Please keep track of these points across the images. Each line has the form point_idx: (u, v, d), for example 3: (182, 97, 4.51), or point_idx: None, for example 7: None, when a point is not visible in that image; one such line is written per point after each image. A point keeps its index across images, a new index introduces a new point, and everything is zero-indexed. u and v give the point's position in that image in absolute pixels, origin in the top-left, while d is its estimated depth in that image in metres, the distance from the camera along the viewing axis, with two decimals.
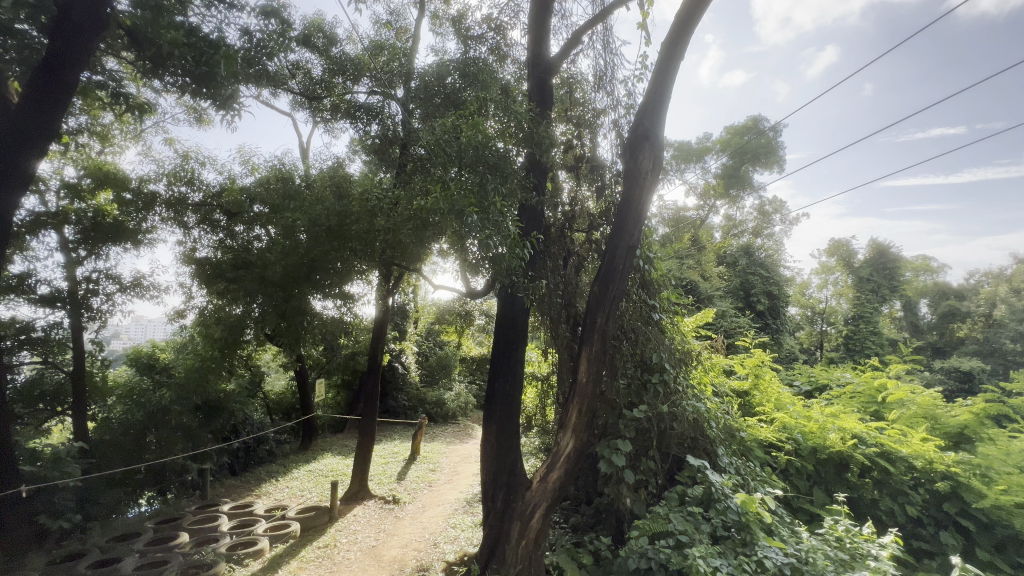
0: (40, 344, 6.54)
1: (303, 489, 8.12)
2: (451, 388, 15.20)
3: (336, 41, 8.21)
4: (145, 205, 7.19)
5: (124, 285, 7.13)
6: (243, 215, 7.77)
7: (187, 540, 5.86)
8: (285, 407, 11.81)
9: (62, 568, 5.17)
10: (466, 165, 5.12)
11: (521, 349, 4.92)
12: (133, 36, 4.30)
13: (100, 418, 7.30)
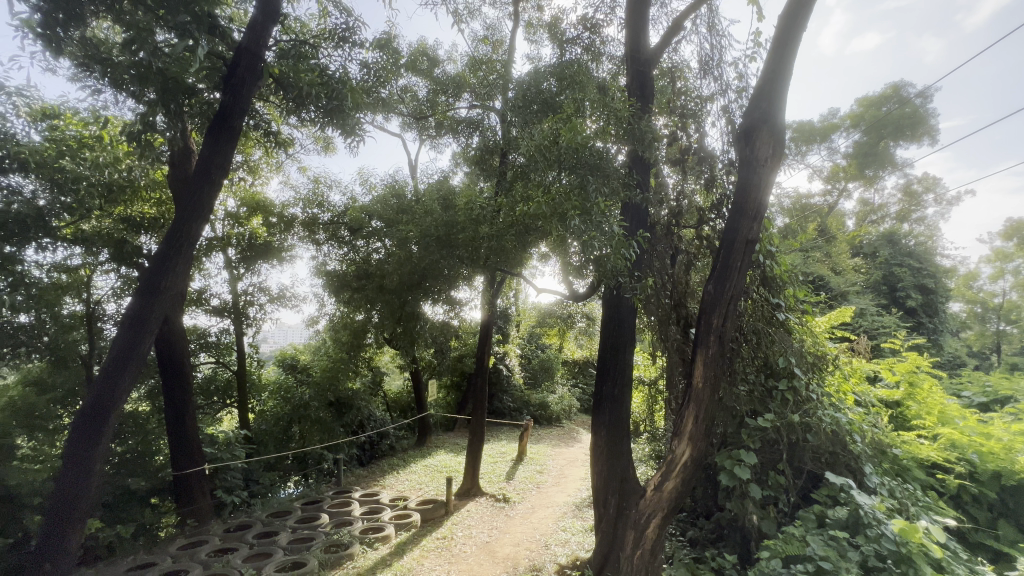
0: (214, 347, 7.86)
1: (421, 483, 8.70)
2: (554, 391, 15.27)
3: (438, 62, 8.75)
4: (286, 226, 8.33)
5: (273, 296, 8.30)
6: (364, 230, 8.55)
7: (327, 521, 6.60)
8: (403, 405, 12.74)
9: (235, 535, 6.13)
10: (566, 169, 5.15)
11: (630, 352, 4.78)
12: (280, 84, 4.83)
13: (258, 411, 8.56)
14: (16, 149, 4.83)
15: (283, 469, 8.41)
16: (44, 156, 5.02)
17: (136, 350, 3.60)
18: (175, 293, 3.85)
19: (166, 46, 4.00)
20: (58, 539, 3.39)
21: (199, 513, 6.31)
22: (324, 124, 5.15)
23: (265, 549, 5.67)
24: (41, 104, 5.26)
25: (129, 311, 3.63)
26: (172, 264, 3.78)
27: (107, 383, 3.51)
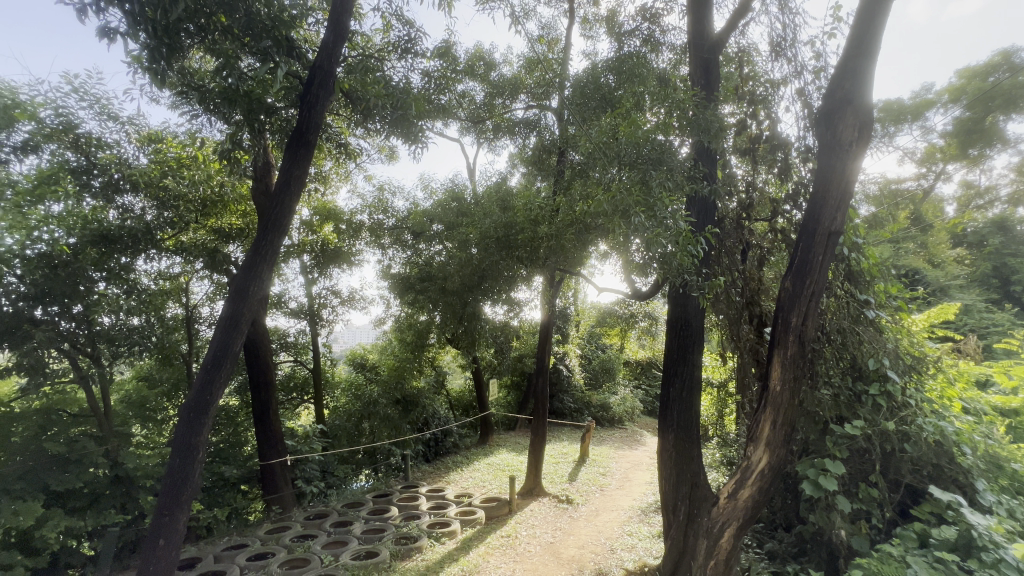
0: (292, 347, 8.45)
1: (484, 481, 8.84)
2: (616, 392, 14.95)
3: (495, 66, 8.87)
4: (354, 232, 8.80)
5: (344, 299, 8.79)
6: (426, 234, 8.92)
7: (397, 514, 6.89)
8: (465, 404, 13.00)
9: (315, 523, 6.56)
10: (625, 165, 5.03)
11: (698, 353, 4.58)
12: (349, 97, 5.09)
13: (331, 407, 9.09)
14: (128, 172, 5.50)
15: (356, 463, 8.87)
16: (151, 177, 5.64)
17: (230, 347, 3.90)
18: (262, 295, 4.13)
19: (250, 71, 4.36)
20: (169, 519, 3.66)
21: (283, 500, 6.81)
22: (390, 133, 5.36)
23: (341, 537, 6.01)
24: (147, 131, 5.91)
25: (224, 312, 3.94)
26: (259, 268, 4.05)
27: (206, 378, 3.83)
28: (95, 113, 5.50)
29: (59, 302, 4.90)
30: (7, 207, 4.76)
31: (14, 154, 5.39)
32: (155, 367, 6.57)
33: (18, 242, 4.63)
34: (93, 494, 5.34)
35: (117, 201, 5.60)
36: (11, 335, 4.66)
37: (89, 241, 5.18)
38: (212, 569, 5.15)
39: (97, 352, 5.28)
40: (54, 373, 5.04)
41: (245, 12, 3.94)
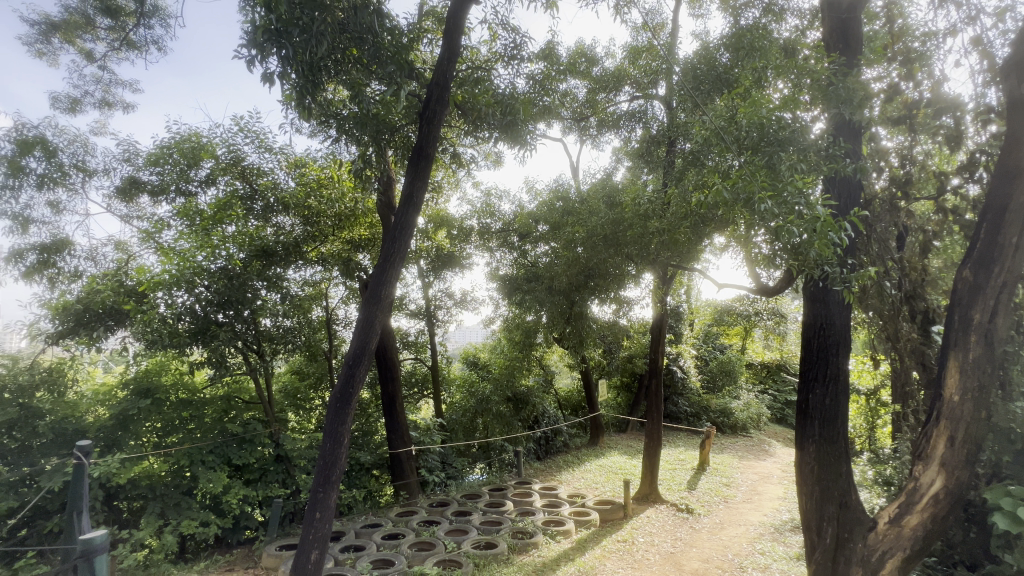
0: (413, 346, 9.15)
1: (596, 482, 8.72)
2: (738, 397, 13.74)
3: (597, 60, 8.71)
4: (465, 237, 9.26)
5: (457, 300, 9.30)
6: (532, 235, 9.20)
7: (512, 508, 7.09)
8: (574, 405, 12.93)
9: (438, 510, 7.03)
10: (746, 149, 4.61)
11: (846, 356, 4.02)
12: (462, 109, 5.34)
13: (448, 403, 9.65)
14: (281, 195, 6.47)
15: (471, 456, 9.32)
16: (297, 197, 6.53)
17: (366, 345, 4.24)
18: (391, 299, 4.45)
19: (376, 97, 4.82)
20: (323, 494, 4.02)
21: (409, 486, 7.41)
22: (499, 140, 5.56)
23: (462, 525, 6.35)
24: (293, 158, 6.85)
25: (360, 314, 4.30)
26: (388, 274, 4.38)
27: (349, 372, 4.20)
28: (256, 146, 6.51)
29: (234, 308, 5.84)
30: (198, 230, 5.87)
31: (200, 188, 6.62)
32: (304, 362, 7.54)
33: (205, 259, 5.66)
34: (262, 469, 6.33)
35: (274, 220, 6.58)
36: (203, 336, 5.66)
37: (254, 256, 6.12)
38: (354, 543, 5.79)
39: (262, 349, 6.27)
40: (233, 367, 6.11)
41: (372, 44, 4.39)
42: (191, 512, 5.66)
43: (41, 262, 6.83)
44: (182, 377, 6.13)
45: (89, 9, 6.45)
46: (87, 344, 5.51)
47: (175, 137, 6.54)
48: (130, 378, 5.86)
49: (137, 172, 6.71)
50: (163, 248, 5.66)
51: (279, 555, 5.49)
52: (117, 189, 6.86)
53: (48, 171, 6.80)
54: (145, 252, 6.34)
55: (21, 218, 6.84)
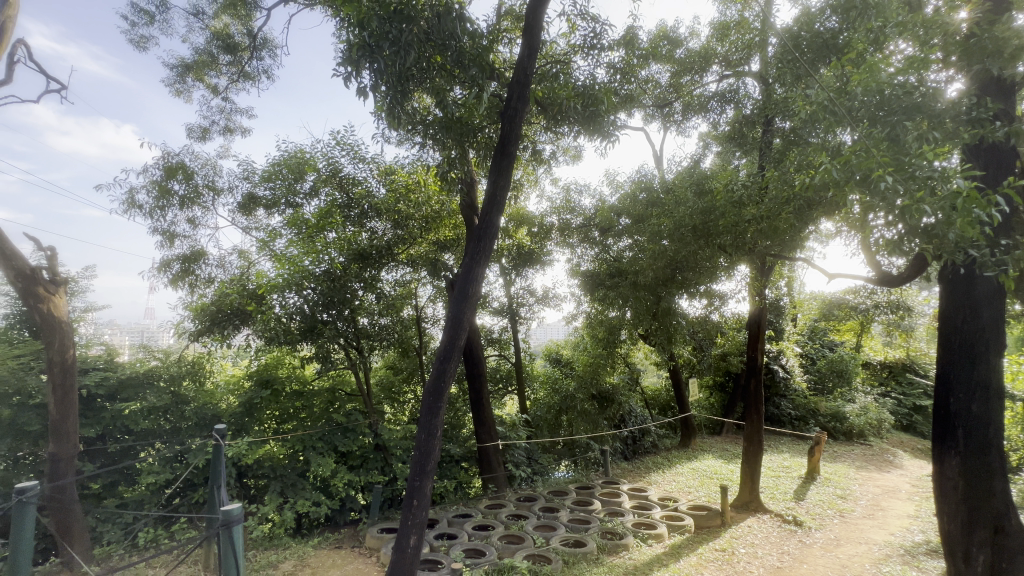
0: (496, 343, 9.29)
1: (689, 486, 8.28)
2: (853, 400, 12.30)
3: (680, 41, 8.25)
4: (545, 234, 9.25)
5: (539, 297, 9.34)
6: (614, 230, 8.98)
7: (600, 508, 6.96)
8: (662, 404, 12.41)
9: (525, 504, 7.12)
10: (863, 121, 4.08)
11: (999, 354, 3.44)
12: (543, 104, 5.30)
13: (532, 399, 9.73)
14: (374, 202, 6.93)
15: (557, 453, 9.32)
16: (389, 203, 6.94)
17: (455, 341, 4.36)
18: (477, 297, 4.53)
19: (457, 100, 4.94)
20: (420, 483, 4.20)
21: (497, 480, 7.57)
22: (580, 133, 5.48)
23: (550, 522, 6.37)
24: (384, 166, 7.29)
25: (449, 312, 4.42)
26: (474, 272, 4.46)
27: (440, 367, 4.36)
28: (351, 158, 7.02)
29: (337, 308, 6.36)
30: (306, 238, 6.47)
31: (305, 200, 7.29)
32: (397, 357, 8.00)
33: (311, 263, 6.21)
34: (363, 456, 6.85)
35: (368, 225, 7.05)
36: (311, 333, 6.23)
37: (352, 259, 6.60)
38: (448, 531, 6.05)
39: (361, 346, 6.78)
40: (337, 362, 6.68)
41: (454, 49, 4.48)
42: (305, 492, 6.28)
43: (184, 270, 7.95)
44: (295, 370, 6.82)
45: (213, 48, 7.39)
46: (220, 341, 6.31)
47: (284, 154, 7.27)
48: (254, 371, 6.64)
49: (254, 189, 7.55)
50: (277, 255, 6.30)
51: (381, 537, 5.90)
52: (239, 204, 7.78)
53: (187, 192, 7.90)
54: (262, 259, 7.13)
55: (168, 234, 8.02)
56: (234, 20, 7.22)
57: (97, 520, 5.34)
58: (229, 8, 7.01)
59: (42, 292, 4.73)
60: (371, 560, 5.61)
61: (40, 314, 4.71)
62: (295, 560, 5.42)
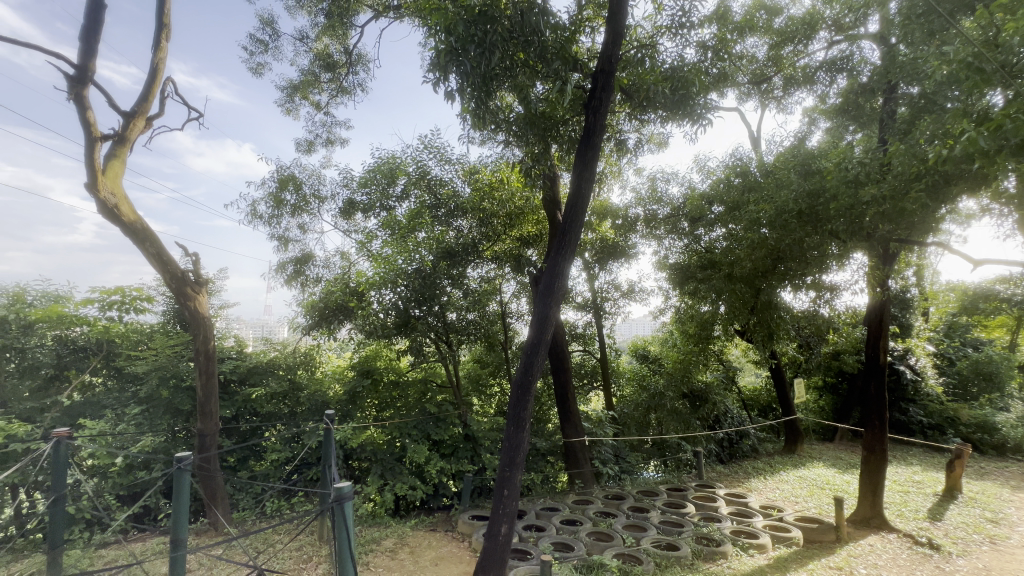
0: (580, 338, 9.08)
1: (796, 496, 7.59)
2: (1006, 409, 10.46)
3: (780, 9, 7.53)
4: (630, 226, 8.94)
5: (624, 292, 9.08)
6: (705, 219, 8.45)
7: (695, 512, 6.63)
8: (762, 406, 11.50)
9: (614, 502, 7.00)
10: (1020, 78, 3.43)
11: None
12: (628, 92, 5.12)
13: (618, 396, 9.51)
14: (460, 202, 7.18)
15: (645, 452, 9.03)
16: (474, 202, 7.16)
17: (542, 337, 4.39)
18: (563, 292, 4.51)
19: (539, 96, 4.96)
20: (510, 474, 4.29)
21: (584, 476, 7.53)
22: (668, 118, 5.22)
23: (640, 522, 6.21)
24: (468, 167, 7.53)
25: (535, 308, 4.45)
26: (559, 268, 4.44)
27: (527, 361, 4.40)
28: (437, 160, 7.33)
29: (428, 304, 6.69)
30: (398, 238, 6.88)
31: (397, 203, 7.77)
32: (484, 352, 8.24)
33: (404, 261, 6.58)
34: (454, 445, 7.18)
35: (454, 224, 7.32)
36: (405, 328, 6.62)
37: (441, 257, 6.89)
38: (536, 523, 6.15)
39: (450, 340, 7.11)
40: (429, 355, 7.06)
41: (538, 45, 4.50)
42: (403, 476, 6.72)
43: (296, 271, 8.86)
44: (392, 362, 7.31)
45: (316, 68, 8.09)
46: (327, 334, 6.93)
47: (378, 161, 7.79)
48: (356, 362, 7.23)
49: (353, 195, 8.18)
50: (374, 255, 6.79)
51: (472, 524, 6.14)
52: (341, 210, 8.47)
53: (297, 201, 8.77)
54: (361, 259, 7.72)
55: (283, 239, 8.98)
56: (333, 41, 7.87)
57: (233, 488, 6.19)
58: (328, 30, 7.65)
59: (190, 292, 5.52)
60: (464, 545, 5.86)
61: (189, 311, 5.52)
62: (396, 539, 5.83)
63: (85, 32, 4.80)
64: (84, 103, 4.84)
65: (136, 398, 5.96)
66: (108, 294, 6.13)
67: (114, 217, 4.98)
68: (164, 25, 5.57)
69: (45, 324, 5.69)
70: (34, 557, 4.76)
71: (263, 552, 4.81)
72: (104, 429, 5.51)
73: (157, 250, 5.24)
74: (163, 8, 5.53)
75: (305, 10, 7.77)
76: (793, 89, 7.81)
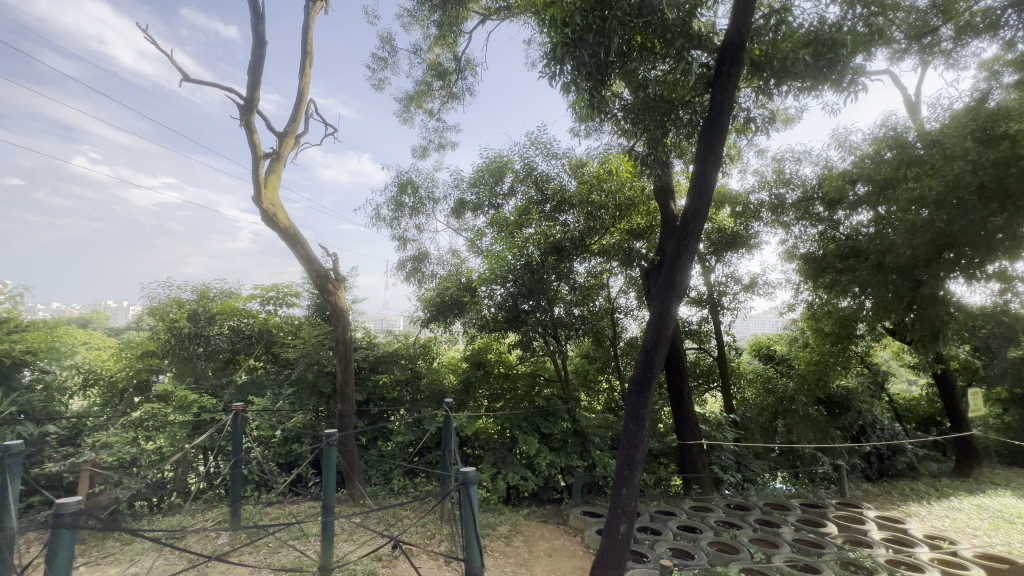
0: (695, 335, 8.33)
1: (974, 528, 6.34)
2: None
3: None
4: (753, 213, 7.96)
5: (745, 285, 8.30)
6: (846, 201, 7.33)
7: (838, 534, 5.87)
8: (922, 418, 9.75)
9: (737, 513, 6.47)
10: None
11: None
12: (759, 63, 4.65)
13: (739, 398, 8.76)
14: (567, 195, 7.09)
15: (772, 461, 8.21)
16: (582, 194, 7.02)
17: (663, 332, 4.20)
18: (685, 286, 4.25)
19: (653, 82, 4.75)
20: (628, 472, 4.17)
21: (702, 482, 7.07)
22: (807, 89, 4.65)
23: (771, 537, 5.66)
24: (575, 160, 7.43)
25: (654, 302, 4.27)
26: (681, 260, 4.18)
27: (646, 357, 4.24)
28: (544, 155, 7.37)
29: (537, 298, 6.76)
30: (508, 234, 7.09)
31: (505, 200, 7.98)
32: (591, 347, 8.11)
33: (513, 257, 6.76)
34: (564, 440, 7.21)
35: (560, 219, 7.24)
36: (515, 322, 6.75)
37: (549, 252, 6.89)
38: (650, 525, 5.93)
39: (558, 335, 7.12)
40: (538, 349, 7.13)
41: (657, 24, 4.29)
42: (514, 465, 6.90)
43: (414, 268, 9.54)
44: (502, 355, 7.52)
45: (428, 78, 8.59)
46: (443, 327, 7.36)
47: (486, 160, 8.06)
48: (469, 354, 7.58)
49: (463, 195, 8.57)
50: (485, 252, 7.09)
51: (584, 519, 6.12)
52: (452, 209, 8.92)
53: (414, 203, 9.43)
54: (471, 256, 8.05)
55: (402, 239, 9.72)
56: (444, 50, 8.31)
57: (367, 465, 6.88)
58: (440, 40, 8.10)
59: (331, 287, 6.23)
60: (576, 539, 5.87)
61: (331, 304, 6.23)
62: (510, 526, 6.01)
63: (251, 66, 5.63)
64: (251, 127, 5.69)
65: (289, 380, 6.85)
66: (267, 291, 7.17)
67: (274, 224, 5.79)
68: (308, 52, 6.32)
69: (224, 315, 6.82)
70: (222, 508, 5.77)
71: (394, 526, 5.28)
72: (266, 405, 6.44)
73: (305, 251, 5.98)
74: (307, 38, 6.28)
75: (419, 24, 8.31)
76: (967, 39, 6.51)
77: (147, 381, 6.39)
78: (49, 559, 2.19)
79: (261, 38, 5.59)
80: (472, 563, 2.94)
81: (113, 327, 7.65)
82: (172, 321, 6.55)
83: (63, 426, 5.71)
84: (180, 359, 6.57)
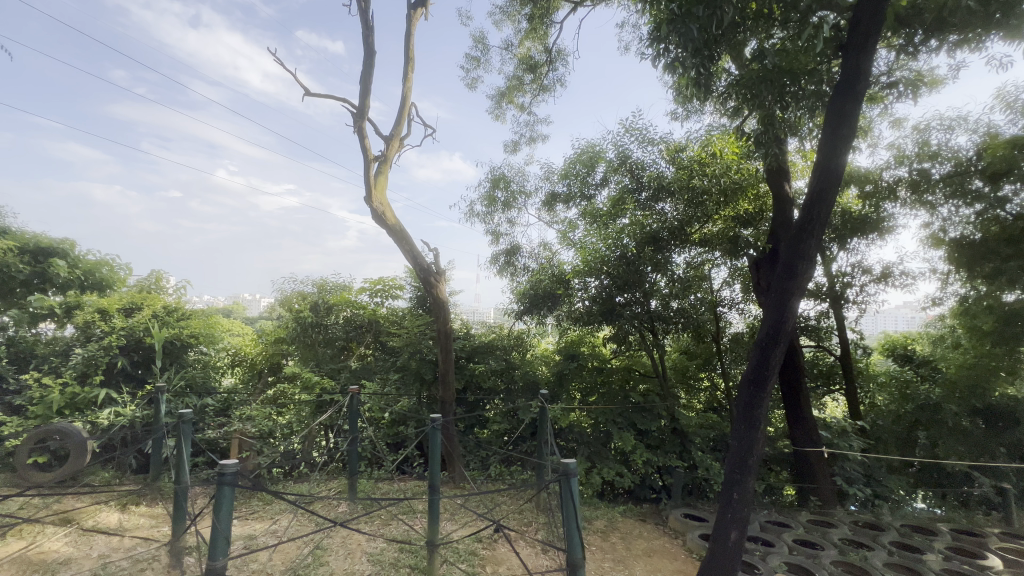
0: (813, 332, 7.47)
1: None
2: None
3: None
4: (887, 193, 6.85)
5: (876, 276, 7.27)
6: (1016, 173, 6.03)
7: (1003, 569, 4.97)
8: None
9: (867, 532, 5.75)
10: None
11: None
12: (905, 18, 4.01)
13: (867, 403, 7.74)
14: (664, 182, 6.66)
15: (910, 477, 7.16)
16: (681, 180, 6.56)
17: (782, 328, 3.85)
18: (808, 277, 3.84)
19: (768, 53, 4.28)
20: (740, 476, 3.90)
21: (822, 494, 6.39)
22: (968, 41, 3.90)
23: (911, 564, 4.96)
24: (672, 145, 7.02)
25: (771, 295, 3.93)
26: (806, 249, 3.77)
27: (761, 354, 3.91)
28: (639, 142, 7.08)
29: (633, 290, 6.55)
30: (601, 226, 7.00)
31: (597, 190, 7.81)
32: (691, 343, 7.65)
33: (608, 249, 6.62)
34: (661, 438, 6.95)
35: (657, 207, 6.86)
36: (610, 315, 6.62)
37: (644, 242, 6.58)
38: (761, 536, 5.49)
39: (654, 329, 6.83)
40: (633, 343, 6.93)
41: None
42: (609, 461, 6.79)
43: (507, 262, 9.74)
44: (596, 349, 7.39)
45: (520, 72, 8.65)
46: (536, 319, 7.43)
47: (578, 151, 7.95)
48: (561, 347, 7.55)
49: (555, 187, 8.53)
50: (579, 244, 7.06)
51: (686, 523, 5.86)
52: (544, 203, 8.94)
53: (506, 198, 9.60)
54: (564, 249, 8.01)
55: (495, 233, 9.96)
56: (535, 43, 8.29)
57: (466, 450, 7.21)
58: (531, 33, 8.09)
59: (432, 281, 6.58)
60: (677, 541, 5.66)
61: (432, 296, 6.56)
62: (606, 521, 5.95)
63: (363, 76, 6.09)
64: (363, 133, 6.17)
65: (394, 367, 7.33)
66: (375, 284, 7.76)
67: (382, 222, 6.23)
68: (410, 59, 6.68)
69: (339, 306, 7.51)
70: (342, 479, 6.43)
71: (494, 510, 5.49)
72: (376, 389, 6.99)
73: (410, 247, 6.37)
74: (409, 44, 6.63)
75: (509, 20, 8.39)
76: None
77: (278, 363, 7.37)
78: (216, 511, 2.58)
79: (371, 49, 6.02)
80: (573, 556, 2.89)
81: (250, 316, 8.80)
82: (298, 312, 7.36)
83: (218, 400, 6.75)
84: (304, 345, 7.36)
